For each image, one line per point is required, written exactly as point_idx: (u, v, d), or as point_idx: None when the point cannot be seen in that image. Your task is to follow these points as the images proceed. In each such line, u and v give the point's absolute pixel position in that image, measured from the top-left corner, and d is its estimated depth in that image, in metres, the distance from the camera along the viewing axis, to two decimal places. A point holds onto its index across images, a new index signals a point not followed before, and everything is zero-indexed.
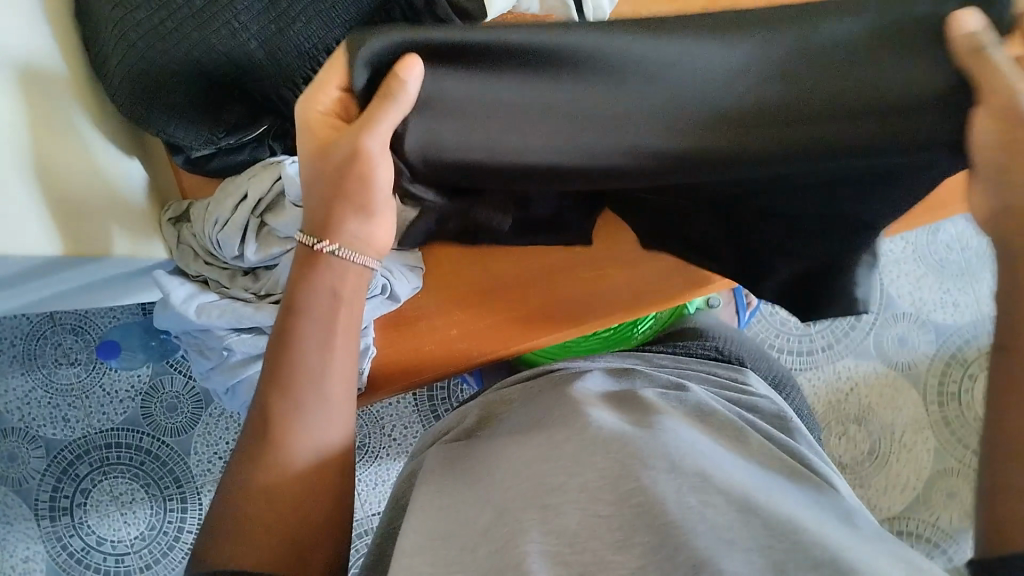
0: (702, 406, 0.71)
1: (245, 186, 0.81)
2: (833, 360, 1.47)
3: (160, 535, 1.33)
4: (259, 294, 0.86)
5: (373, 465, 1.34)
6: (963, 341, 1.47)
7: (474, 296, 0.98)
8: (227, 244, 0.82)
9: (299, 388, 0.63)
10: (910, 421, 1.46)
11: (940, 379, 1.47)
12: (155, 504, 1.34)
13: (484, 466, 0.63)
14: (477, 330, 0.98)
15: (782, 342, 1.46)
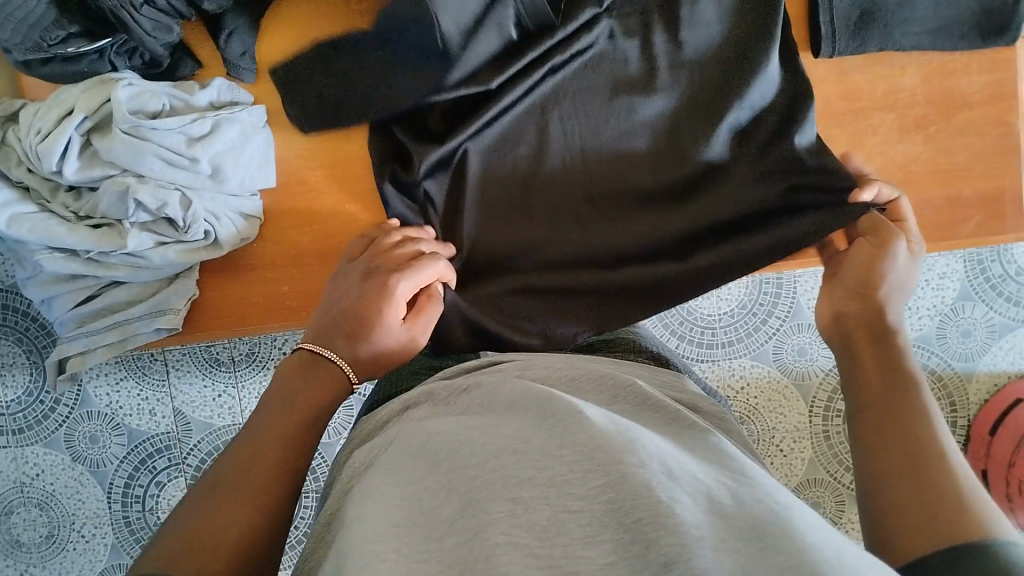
0: (632, 425, 0.43)
1: (73, 100, 0.64)
2: (735, 356, 1.20)
3: (85, 424, 1.09)
4: (76, 216, 0.67)
5: (262, 376, 1.09)
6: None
7: (309, 248, 0.71)
8: (43, 160, 0.64)
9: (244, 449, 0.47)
10: (796, 427, 1.20)
11: (836, 394, 1.20)
12: (37, 373, 1.07)
13: (441, 444, 0.44)
14: (310, 287, 0.71)
15: (691, 336, 1.19)
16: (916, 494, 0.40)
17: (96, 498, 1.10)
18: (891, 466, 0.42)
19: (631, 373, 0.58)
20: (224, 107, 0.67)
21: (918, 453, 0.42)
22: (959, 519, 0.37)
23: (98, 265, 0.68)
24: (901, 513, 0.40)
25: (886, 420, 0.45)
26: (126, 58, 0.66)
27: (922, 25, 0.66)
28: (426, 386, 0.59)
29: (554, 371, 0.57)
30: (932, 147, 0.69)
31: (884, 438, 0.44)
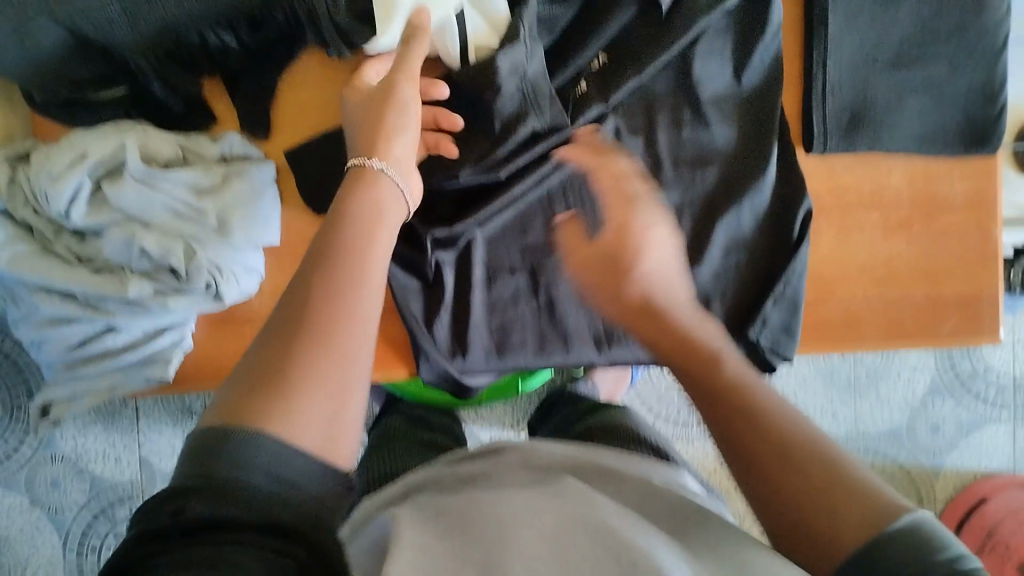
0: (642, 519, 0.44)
1: (87, 145, 0.65)
2: (709, 438, 1.21)
3: (48, 467, 1.06)
4: (78, 259, 0.68)
5: None
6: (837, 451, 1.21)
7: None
8: (52, 202, 0.64)
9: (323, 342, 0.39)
10: None
11: None
12: (0, 413, 1.05)
13: (451, 518, 0.44)
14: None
15: (667, 414, 1.20)
16: (820, 497, 0.40)
17: (50, 545, 1.07)
18: (782, 472, 0.42)
19: (630, 462, 0.58)
20: (236, 161, 0.68)
21: (799, 456, 0.42)
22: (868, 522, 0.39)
23: (96, 309, 0.69)
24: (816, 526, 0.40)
25: (751, 423, 0.44)
26: (141, 106, 0.67)
27: (907, 131, 0.70)
28: (434, 471, 0.60)
29: (556, 457, 0.57)
30: (916, 247, 0.72)
31: (758, 459, 0.43)
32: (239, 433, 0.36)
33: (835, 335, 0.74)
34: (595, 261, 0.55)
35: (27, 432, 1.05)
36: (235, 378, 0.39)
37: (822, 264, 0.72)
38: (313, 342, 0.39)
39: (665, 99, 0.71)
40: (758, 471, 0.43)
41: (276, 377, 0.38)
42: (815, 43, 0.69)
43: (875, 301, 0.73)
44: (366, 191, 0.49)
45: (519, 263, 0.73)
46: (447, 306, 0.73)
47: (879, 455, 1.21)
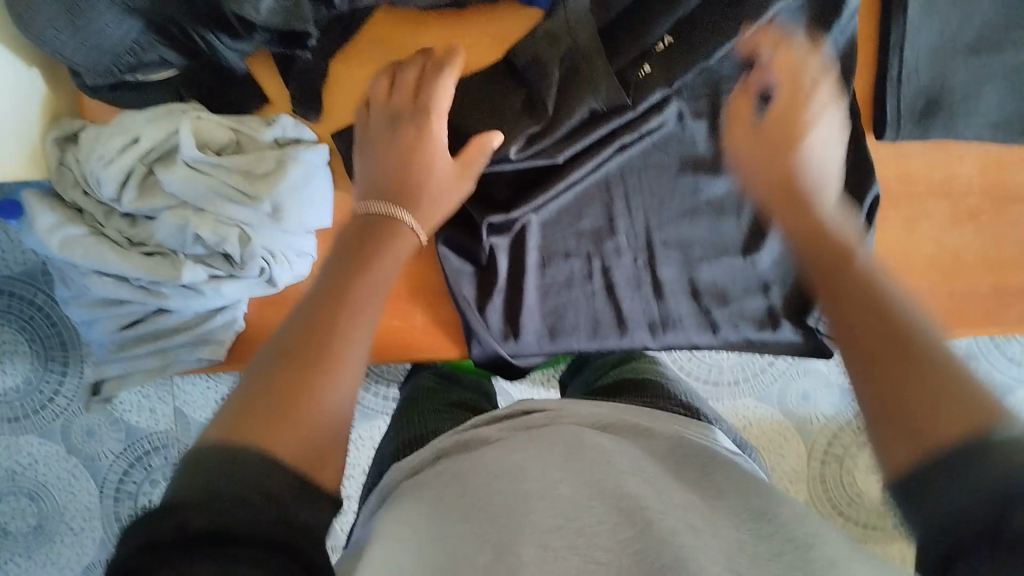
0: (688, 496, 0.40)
1: (138, 129, 0.63)
2: (740, 397, 1.16)
3: (83, 417, 1.08)
4: (129, 242, 0.67)
5: None
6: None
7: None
8: (103, 186, 0.63)
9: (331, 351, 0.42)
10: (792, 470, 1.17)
11: (836, 440, 1.17)
12: (34, 364, 1.06)
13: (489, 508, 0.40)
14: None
15: (695, 372, 1.15)
16: (927, 397, 0.38)
17: (87, 492, 1.09)
18: (891, 369, 0.41)
19: (669, 426, 0.53)
20: (289, 145, 0.66)
21: (924, 364, 0.40)
22: (969, 415, 0.37)
23: (147, 293, 0.67)
24: (910, 424, 0.38)
25: (878, 334, 0.43)
26: (193, 88, 0.65)
27: (983, 119, 0.67)
28: (461, 436, 0.55)
29: (586, 419, 0.52)
30: (983, 238, 0.70)
31: (870, 361, 0.42)
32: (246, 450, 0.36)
33: None
34: (795, 207, 0.56)
35: (62, 382, 1.07)
36: (264, 373, 0.40)
37: (885, 253, 0.70)
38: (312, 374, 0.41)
39: (729, 82, 0.68)
40: (877, 365, 0.42)
41: (292, 395, 0.39)
42: (892, 26, 0.65)
43: (939, 293, 0.71)
44: (395, 243, 0.53)
45: (578, 248, 0.71)
46: (502, 288, 0.71)
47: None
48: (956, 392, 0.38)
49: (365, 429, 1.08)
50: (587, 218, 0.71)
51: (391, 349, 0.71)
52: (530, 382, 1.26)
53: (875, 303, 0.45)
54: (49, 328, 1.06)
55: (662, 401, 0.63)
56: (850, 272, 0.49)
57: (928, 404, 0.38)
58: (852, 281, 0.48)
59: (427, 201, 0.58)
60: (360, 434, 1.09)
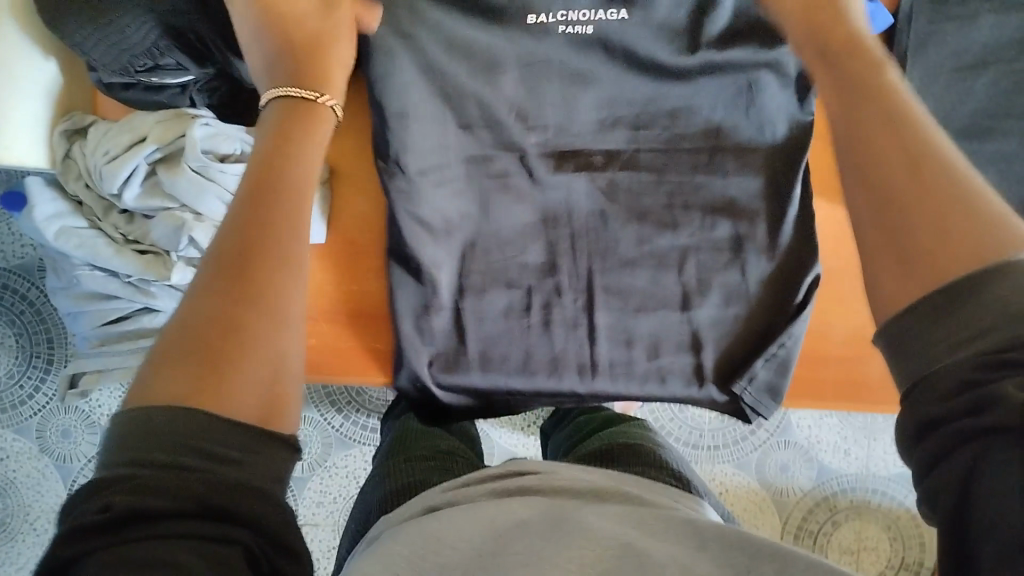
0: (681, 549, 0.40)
1: (147, 128, 0.65)
2: (718, 462, 1.16)
3: (61, 417, 1.07)
4: (124, 239, 0.68)
5: None
6: (844, 487, 1.16)
7: (345, 309, 0.72)
8: (106, 181, 0.65)
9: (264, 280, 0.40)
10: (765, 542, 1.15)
11: (811, 515, 1.16)
12: (19, 357, 1.06)
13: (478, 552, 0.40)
14: (336, 347, 0.72)
15: (674, 431, 1.16)
16: (926, 198, 0.36)
17: (55, 493, 1.08)
18: (892, 154, 0.37)
19: (659, 492, 0.52)
20: None
21: (930, 154, 0.37)
22: (982, 232, 0.34)
23: (136, 290, 0.68)
24: (926, 227, 0.35)
25: (886, 127, 0.38)
26: (205, 95, 0.67)
27: None
28: (454, 495, 0.54)
29: (580, 483, 0.51)
30: None
31: (858, 155, 0.39)
32: (196, 417, 0.35)
33: (872, 396, 0.73)
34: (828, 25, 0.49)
35: (45, 379, 1.07)
36: (197, 307, 0.39)
37: (863, 325, 0.73)
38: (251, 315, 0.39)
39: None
40: (881, 253, 0.37)
41: (231, 338, 0.38)
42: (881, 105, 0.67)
43: None
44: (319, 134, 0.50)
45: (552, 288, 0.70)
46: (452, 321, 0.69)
47: (883, 496, 1.16)
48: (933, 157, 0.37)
49: (340, 457, 1.08)
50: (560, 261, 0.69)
51: (369, 367, 0.72)
52: (510, 427, 1.26)
53: (862, 84, 0.41)
54: (38, 324, 1.07)
55: (655, 471, 0.63)
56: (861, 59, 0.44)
57: (943, 229, 0.35)
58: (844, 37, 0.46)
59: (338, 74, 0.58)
60: (335, 462, 1.08)
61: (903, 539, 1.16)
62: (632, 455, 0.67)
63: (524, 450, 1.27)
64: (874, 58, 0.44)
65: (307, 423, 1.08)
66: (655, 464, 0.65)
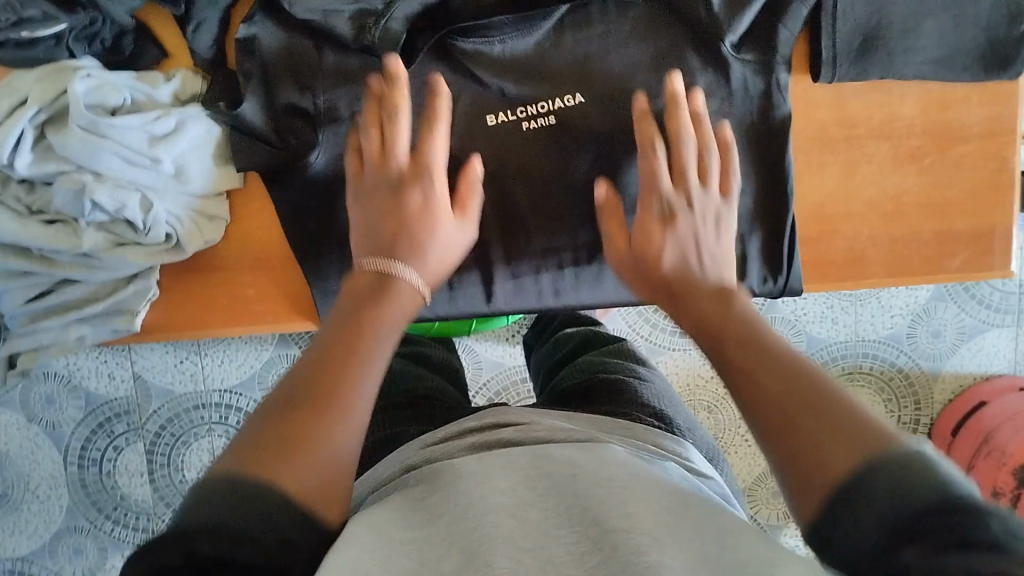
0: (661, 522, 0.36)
1: (27, 89, 0.59)
2: None
3: (40, 384, 1.06)
4: (28, 209, 0.62)
5: (221, 344, 1.07)
6: (834, 355, 1.13)
7: (277, 253, 0.68)
8: None
9: (319, 396, 0.39)
10: None
11: None
12: None
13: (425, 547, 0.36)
14: (277, 295, 0.69)
15: (658, 321, 1.12)
16: (815, 458, 0.35)
17: (51, 459, 1.08)
18: (781, 407, 0.37)
19: (635, 441, 0.49)
20: (191, 103, 0.63)
21: (792, 376, 0.38)
22: (849, 437, 0.34)
23: (49, 263, 0.64)
24: (802, 459, 0.35)
25: (776, 377, 0.38)
26: (85, 44, 0.61)
27: (923, 56, 0.64)
28: (431, 451, 0.49)
29: (561, 430, 0.48)
30: (926, 181, 0.68)
31: (744, 345, 0.42)
32: (273, 492, 0.35)
33: (840, 272, 0.70)
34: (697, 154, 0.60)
35: None
36: (261, 422, 0.38)
37: (825, 202, 0.69)
38: (301, 413, 0.38)
39: (650, 36, 0.65)
40: (796, 454, 0.36)
41: (315, 391, 0.40)
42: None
43: (881, 239, 0.69)
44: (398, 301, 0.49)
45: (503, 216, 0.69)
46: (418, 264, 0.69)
47: (874, 359, 1.14)
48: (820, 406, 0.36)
49: None
50: (492, 179, 0.67)
51: (313, 312, 0.70)
52: (495, 339, 1.23)
53: (739, 332, 0.44)
54: None
55: (634, 408, 0.57)
56: (704, 293, 0.50)
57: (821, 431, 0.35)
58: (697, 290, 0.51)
59: (433, 265, 0.55)
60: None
61: (898, 399, 1.15)
62: (611, 394, 0.60)
63: (511, 361, 1.24)
64: (716, 294, 0.50)
65: (287, 361, 1.07)
66: (635, 401, 0.59)
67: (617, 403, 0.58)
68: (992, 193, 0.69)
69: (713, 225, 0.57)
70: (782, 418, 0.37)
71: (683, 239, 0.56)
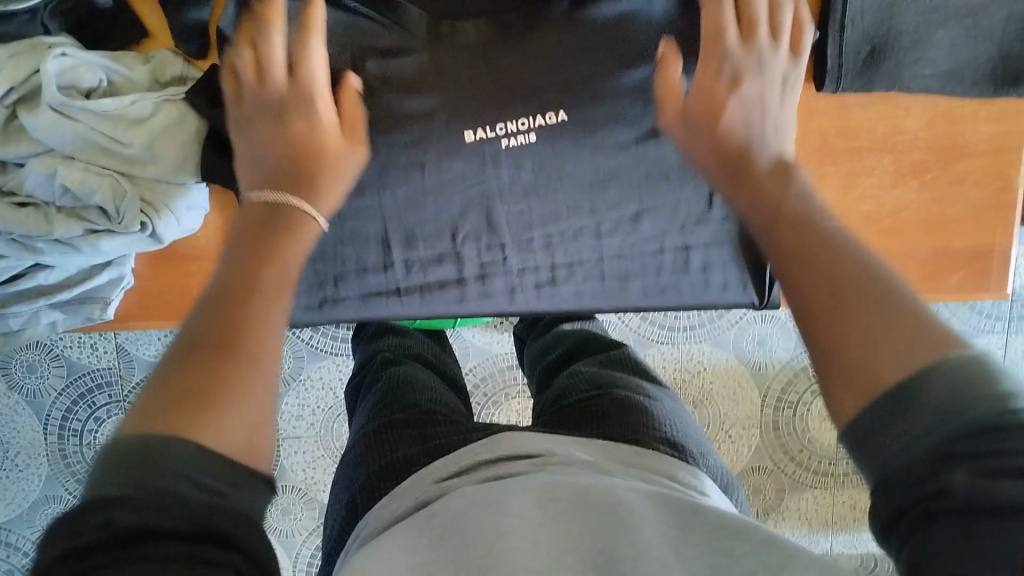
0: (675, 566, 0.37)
1: None
2: (696, 343, 1.12)
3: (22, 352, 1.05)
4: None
5: None
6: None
7: None
8: None
9: (239, 342, 0.38)
10: (746, 416, 1.13)
11: (791, 386, 1.12)
12: None
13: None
14: None
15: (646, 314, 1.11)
16: (853, 330, 0.36)
17: (31, 428, 1.06)
18: (816, 277, 0.39)
19: (649, 476, 0.48)
20: (170, 85, 0.61)
21: (829, 238, 0.40)
22: (919, 345, 0.35)
23: (21, 247, 0.61)
24: (839, 335, 0.36)
25: (797, 247, 0.41)
26: (61, 20, 0.59)
27: (931, 68, 0.62)
28: (444, 487, 0.49)
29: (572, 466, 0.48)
30: (928, 198, 0.66)
31: (785, 224, 0.43)
32: (178, 443, 0.33)
33: None
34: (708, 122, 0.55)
35: None
36: (173, 350, 0.38)
37: None
38: (224, 359, 0.37)
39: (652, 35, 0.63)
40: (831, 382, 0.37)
41: (207, 387, 0.36)
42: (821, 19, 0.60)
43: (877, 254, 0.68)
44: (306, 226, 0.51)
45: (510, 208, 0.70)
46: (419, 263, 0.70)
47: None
48: (869, 311, 0.36)
49: (315, 369, 1.08)
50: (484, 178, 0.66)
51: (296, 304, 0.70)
52: (483, 325, 1.22)
53: (814, 241, 0.41)
54: None
55: (645, 433, 0.56)
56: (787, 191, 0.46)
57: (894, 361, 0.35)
58: (755, 164, 0.51)
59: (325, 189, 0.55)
60: (310, 374, 1.08)
61: None
62: (621, 411, 0.59)
63: (499, 348, 1.23)
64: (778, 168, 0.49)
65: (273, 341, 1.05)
66: (646, 424, 0.57)
67: (628, 424, 0.57)
68: (992, 210, 0.67)
69: (782, 89, 0.56)
70: (855, 318, 0.36)
71: (750, 105, 0.55)
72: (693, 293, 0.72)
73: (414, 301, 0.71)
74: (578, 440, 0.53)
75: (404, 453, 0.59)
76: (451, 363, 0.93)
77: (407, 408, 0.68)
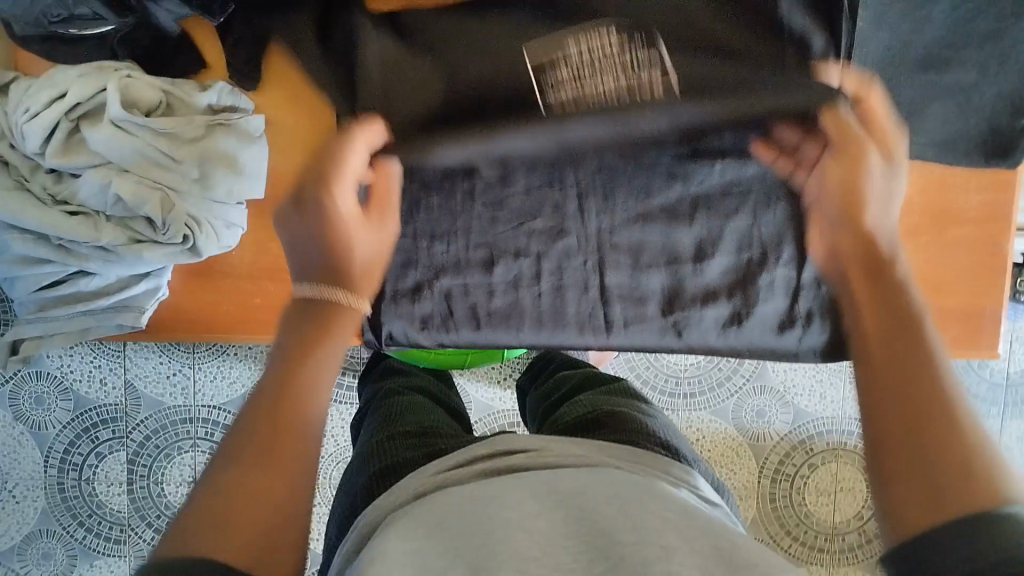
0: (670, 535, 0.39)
1: (67, 83, 0.61)
2: (696, 410, 1.14)
3: (32, 384, 1.07)
4: (53, 200, 0.65)
5: (218, 359, 1.08)
6: (820, 430, 1.14)
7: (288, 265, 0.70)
8: (26, 139, 0.62)
9: (283, 449, 0.42)
10: (742, 488, 1.14)
11: (788, 459, 1.14)
12: None
13: (461, 546, 0.40)
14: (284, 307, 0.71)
15: (648, 379, 1.14)
16: (920, 449, 0.38)
17: (33, 460, 1.08)
18: (892, 421, 0.40)
19: (643, 468, 0.51)
20: (222, 112, 0.65)
21: (911, 322, 0.43)
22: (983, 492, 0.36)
23: (67, 253, 0.65)
24: (909, 493, 0.37)
25: (897, 360, 0.42)
26: (129, 48, 0.64)
27: (926, 136, 0.66)
28: (444, 475, 0.52)
29: (569, 460, 0.51)
30: (921, 257, 0.70)
31: (871, 284, 0.47)
32: (198, 555, 0.36)
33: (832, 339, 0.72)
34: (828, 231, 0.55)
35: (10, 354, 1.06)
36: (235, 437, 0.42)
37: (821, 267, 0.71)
38: (260, 473, 0.41)
39: None
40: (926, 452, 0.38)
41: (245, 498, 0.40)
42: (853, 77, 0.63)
43: None
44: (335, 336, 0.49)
45: (528, 247, 0.74)
46: (441, 293, 0.74)
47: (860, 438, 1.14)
48: (943, 424, 0.38)
49: None
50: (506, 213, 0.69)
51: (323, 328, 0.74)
52: (486, 380, 1.24)
53: (901, 309, 0.44)
54: None
55: (642, 438, 0.59)
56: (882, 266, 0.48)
57: (916, 482, 0.37)
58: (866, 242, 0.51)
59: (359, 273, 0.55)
60: None
61: None
62: (617, 423, 0.62)
63: (501, 404, 1.25)
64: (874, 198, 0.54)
65: None
66: (642, 432, 0.61)
67: (624, 433, 0.60)
68: (984, 276, 0.71)
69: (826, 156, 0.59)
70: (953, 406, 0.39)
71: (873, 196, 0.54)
72: (700, 338, 0.75)
73: (434, 326, 0.75)
74: (577, 440, 0.56)
75: (407, 455, 0.61)
76: (456, 400, 0.95)
77: (414, 423, 0.71)
